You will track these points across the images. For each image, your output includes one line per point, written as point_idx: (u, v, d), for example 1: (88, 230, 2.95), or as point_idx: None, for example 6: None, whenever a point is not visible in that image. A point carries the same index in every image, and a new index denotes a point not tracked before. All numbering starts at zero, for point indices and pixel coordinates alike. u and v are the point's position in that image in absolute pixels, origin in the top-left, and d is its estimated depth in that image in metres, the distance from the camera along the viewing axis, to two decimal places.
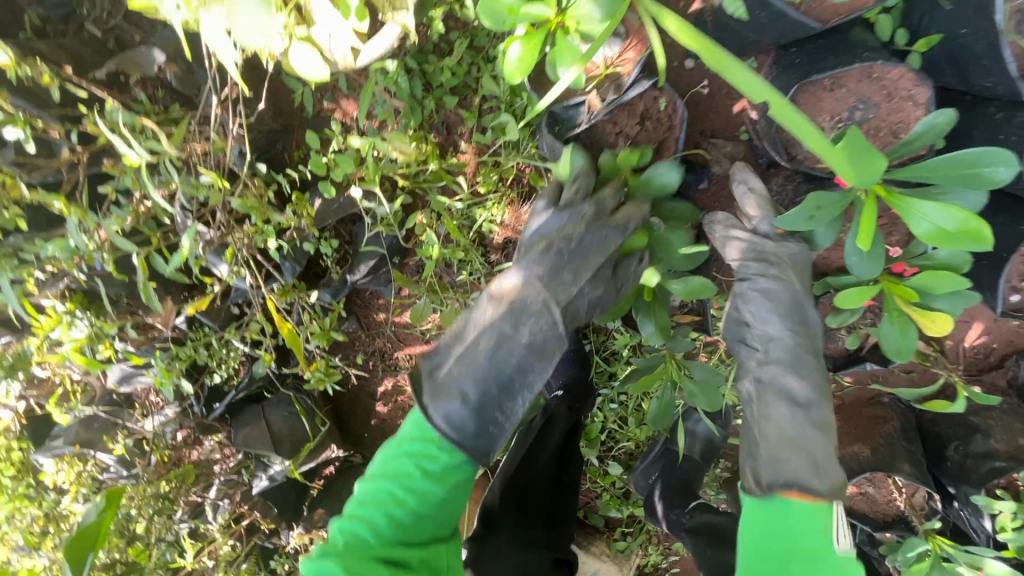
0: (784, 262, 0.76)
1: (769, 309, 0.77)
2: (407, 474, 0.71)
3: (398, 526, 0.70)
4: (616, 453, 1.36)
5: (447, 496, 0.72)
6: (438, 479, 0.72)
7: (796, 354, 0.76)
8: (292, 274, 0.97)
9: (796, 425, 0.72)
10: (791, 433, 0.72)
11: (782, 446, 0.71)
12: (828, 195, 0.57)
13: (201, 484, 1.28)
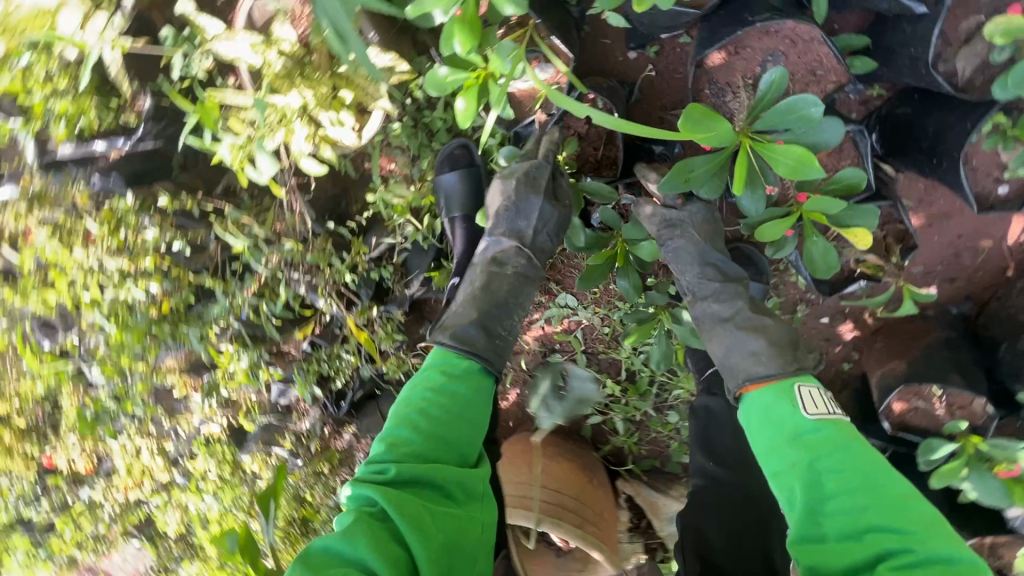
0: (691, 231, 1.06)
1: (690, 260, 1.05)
2: (396, 440, 0.83)
3: (434, 431, 0.84)
4: (672, 403, 1.49)
5: (412, 443, 0.83)
6: (421, 429, 0.84)
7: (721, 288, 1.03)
8: (367, 296, 1.31)
9: (735, 335, 0.99)
10: (728, 342, 1.00)
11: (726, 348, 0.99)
12: (698, 159, 0.72)
13: (346, 465, 1.70)
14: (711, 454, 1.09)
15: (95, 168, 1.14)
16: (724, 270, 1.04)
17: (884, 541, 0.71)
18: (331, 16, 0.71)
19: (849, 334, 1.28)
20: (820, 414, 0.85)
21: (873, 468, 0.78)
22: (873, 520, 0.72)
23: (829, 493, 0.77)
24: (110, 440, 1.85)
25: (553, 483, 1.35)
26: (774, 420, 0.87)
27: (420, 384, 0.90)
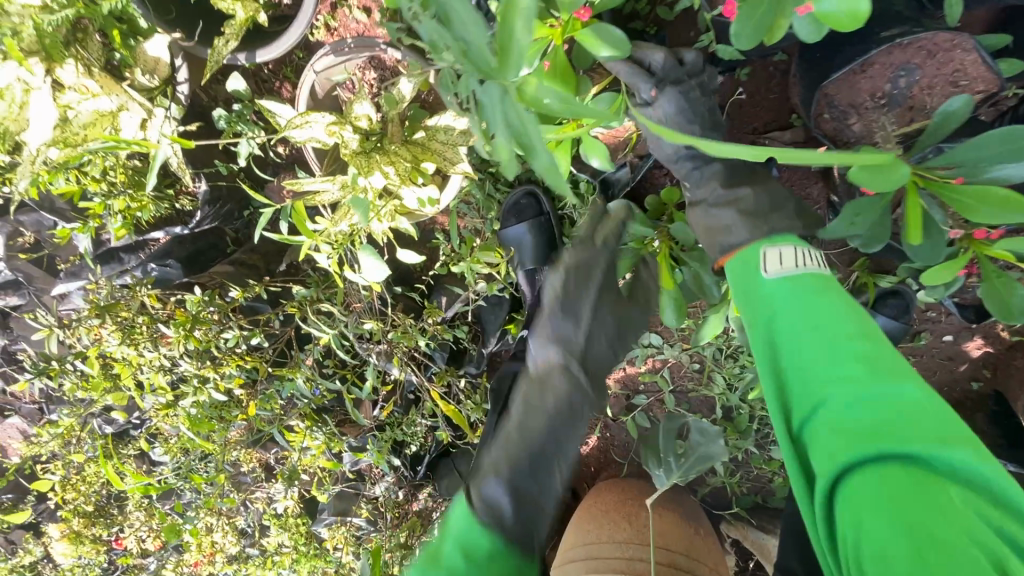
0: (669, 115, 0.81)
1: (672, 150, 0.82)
2: (468, 555, 0.61)
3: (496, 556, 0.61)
4: (775, 437, 1.37)
5: (494, 555, 0.61)
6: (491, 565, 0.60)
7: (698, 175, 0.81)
8: (443, 359, 1.22)
9: (712, 229, 0.78)
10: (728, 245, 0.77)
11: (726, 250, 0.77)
12: (863, 202, 0.63)
13: (426, 527, 1.62)
14: (800, 550, 0.95)
15: (155, 255, 1.12)
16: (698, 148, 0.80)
17: (873, 445, 0.52)
18: (505, 124, 0.38)
19: (977, 351, 1.16)
20: (787, 272, 0.67)
21: (835, 302, 0.63)
22: (866, 420, 0.54)
23: (808, 377, 0.59)
24: (179, 517, 1.80)
25: (662, 539, 1.25)
26: (751, 287, 0.69)
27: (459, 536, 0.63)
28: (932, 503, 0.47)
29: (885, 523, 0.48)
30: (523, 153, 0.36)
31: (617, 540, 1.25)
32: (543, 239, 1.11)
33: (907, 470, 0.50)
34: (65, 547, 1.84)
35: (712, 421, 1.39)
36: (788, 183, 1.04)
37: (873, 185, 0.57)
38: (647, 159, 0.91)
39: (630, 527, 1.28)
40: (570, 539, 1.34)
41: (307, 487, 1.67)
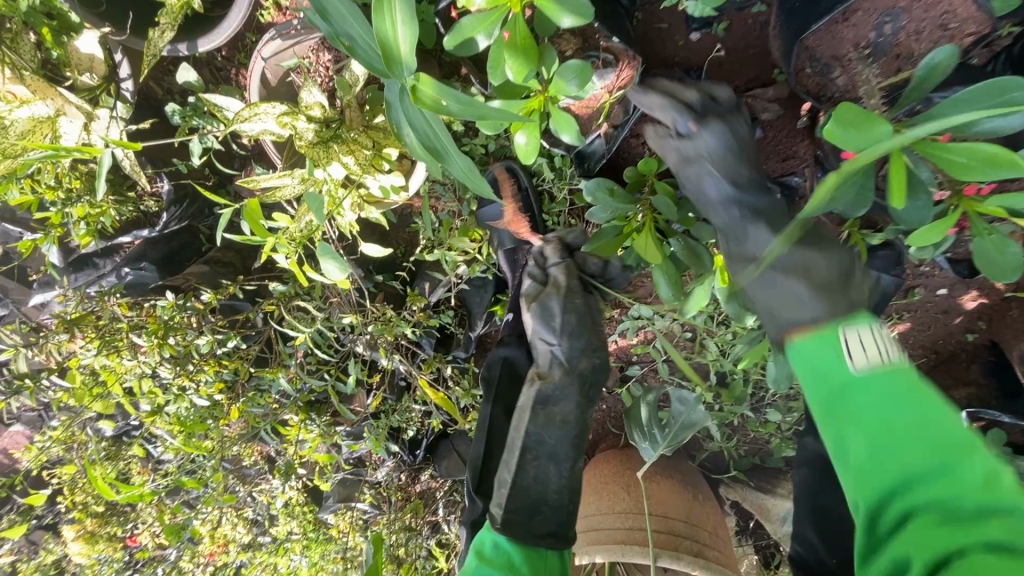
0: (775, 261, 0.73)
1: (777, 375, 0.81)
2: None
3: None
4: (770, 401, 1.36)
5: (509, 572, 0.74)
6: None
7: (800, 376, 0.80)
8: (430, 346, 1.20)
9: None
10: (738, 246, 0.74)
11: None
12: (841, 171, 0.59)
13: (430, 507, 1.64)
14: (815, 520, 0.94)
15: (128, 259, 1.08)
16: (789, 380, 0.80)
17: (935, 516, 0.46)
18: (413, 127, 0.48)
19: (972, 304, 1.13)
20: (874, 366, 0.52)
21: (900, 384, 0.51)
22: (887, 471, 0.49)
23: (879, 462, 0.50)
24: (189, 511, 1.83)
25: (659, 507, 1.26)
26: (873, 453, 0.50)
27: (492, 560, 0.75)
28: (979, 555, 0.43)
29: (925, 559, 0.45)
30: (438, 156, 0.47)
31: (617, 510, 1.26)
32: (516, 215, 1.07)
33: (950, 519, 0.45)
34: (81, 547, 1.89)
35: (706, 387, 1.38)
36: (774, 141, 0.98)
37: (850, 145, 0.54)
38: (620, 129, 0.88)
39: (630, 497, 1.29)
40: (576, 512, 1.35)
41: (310, 476, 1.69)
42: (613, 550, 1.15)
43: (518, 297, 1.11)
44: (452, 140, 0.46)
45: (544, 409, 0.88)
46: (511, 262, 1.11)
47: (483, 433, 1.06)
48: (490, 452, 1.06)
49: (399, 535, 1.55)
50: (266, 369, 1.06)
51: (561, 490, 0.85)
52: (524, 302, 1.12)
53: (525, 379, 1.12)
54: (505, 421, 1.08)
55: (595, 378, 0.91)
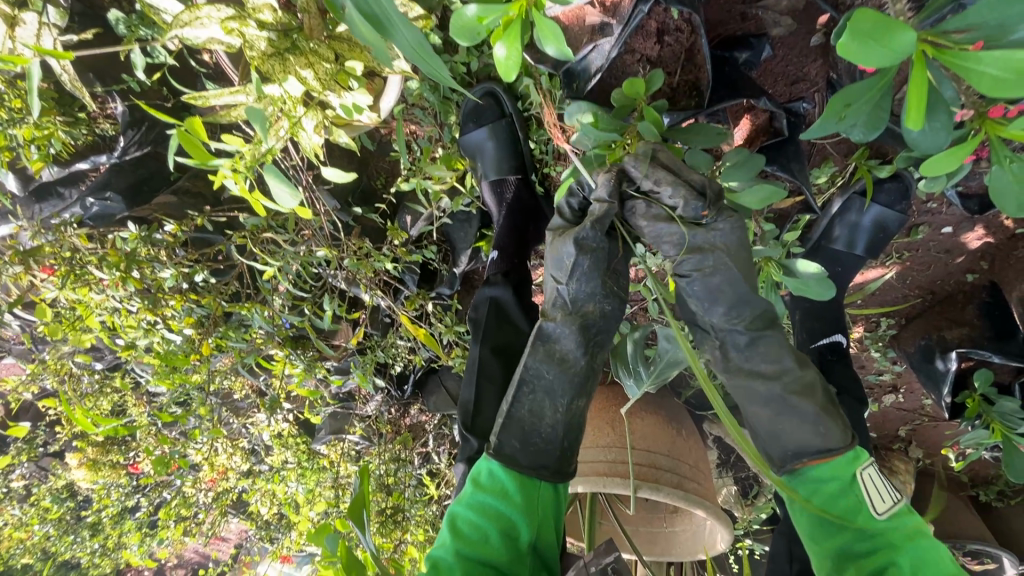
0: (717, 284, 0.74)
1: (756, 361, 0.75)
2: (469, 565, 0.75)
3: (513, 508, 0.78)
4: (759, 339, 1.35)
5: (507, 496, 0.79)
6: (491, 523, 0.77)
7: (760, 364, 0.75)
8: (414, 282, 1.16)
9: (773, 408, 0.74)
10: (778, 415, 0.74)
11: (791, 422, 0.74)
12: (858, 87, 0.52)
13: (420, 439, 1.67)
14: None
15: (93, 188, 1.02)
16: (762, 373, 0.75)
17: None
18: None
19: (976, 243, 1.09)
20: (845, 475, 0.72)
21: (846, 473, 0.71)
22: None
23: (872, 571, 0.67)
24: (187, 439, 1.88)
25: (643, 442, 1.28)
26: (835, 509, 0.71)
27: (487, 487, 0.80)
28: None
29: None
30: (383, 30, 0.42)
31: (602, 445, 1.28)
32: (500, 146, 0.99)
33: None
34: (85, 474, 1.95)
35: (695, 326, 1.37)
36: (784, 61, 0.90)
37: (870, 60, 0.46)
38: (615, 43, 0.77)
39: (614, 432, 1.30)
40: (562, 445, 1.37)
41: (300, 409, 1.71)
42: (595, 481, 1.18)
43: (502, 238, 1.07)
44: (396, 7, 0.40)
45: (547, 354, 0.82)
46: (495, 198, 1.04)
47: (473, 373, 1.06)
48: (480, 393, 1.04)
49: (390, 465, 1.59)
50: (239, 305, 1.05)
51: (555, 425, 0.82)
52: (508, 239, 1.07)
53: (515, 320, 1.09)
54: (495, 359, 1.05)
55: (602, 325, 0.82)
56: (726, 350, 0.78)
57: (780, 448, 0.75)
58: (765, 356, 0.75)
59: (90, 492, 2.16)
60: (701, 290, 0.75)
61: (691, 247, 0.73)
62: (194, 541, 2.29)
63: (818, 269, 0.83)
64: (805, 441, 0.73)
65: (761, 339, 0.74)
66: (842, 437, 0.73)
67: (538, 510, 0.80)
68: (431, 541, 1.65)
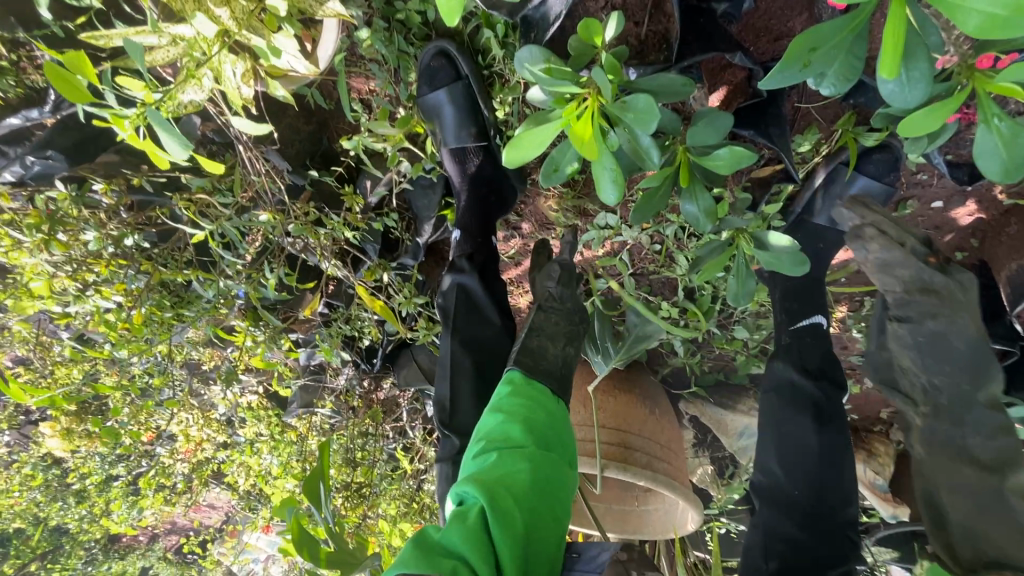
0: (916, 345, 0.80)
1: (906, 343, 0.80)
2: (502, 447, 0.68)
3: (537, 427, 0.72)
4: (738, 317, 1.30)
5: (534, 423, 0.72)
6: (509, 421, 0.71)
7: (935, 367, 0.78)
8: (374, 252, 1.11)
9: (952, 464, 0.76)
10: (981, 502, 0.72)
11: (996, 522, 0.70)
12: (825, 28, 0.46)
13: (393, 414, 1.64)
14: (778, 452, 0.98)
15: (34, 145, 0.94)
16: (955, 416, 0.77)
17: None
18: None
19: (967, 219, 1.03)
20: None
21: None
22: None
23: None
24: (161, 410, 1.85)
25: (613, 421, 1.24)
26: None
27: (503, 410, 0.74)
28: None
29: None
30: None
31: (571, 423, 1.24)
32: (459, 110, 0.93)
33: None
34: (62, 442, 1.94)
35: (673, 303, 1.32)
36: (766, 15, 0.83)
37: None
38: None
39: (584, 410, 1.26)
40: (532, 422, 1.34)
41: (272, 382, 1.67)
42: None
43: (467, 217, 1.01)
44: None
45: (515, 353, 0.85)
46: (458, 170, 0.99)
47: (445, 368, 0.96)
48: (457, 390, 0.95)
49: (360, 440, 1.57)
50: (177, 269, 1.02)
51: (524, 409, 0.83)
52: (471, 215, 1.01)
53: (484, 308, 1.02)
54: (466, 352, 0.96)
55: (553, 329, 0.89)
56: (936, 423, 0.79)
57: (986, 541, 0.70)
58: (992, 436, 0.74)
59: (68, 460, 2.15)
60: (926, 341, 0.78)
61: (922, 289, 0.78)
62: (175, 511, 2.30)
63: (792, 243, 0.77)
64: (989, 530, 0.70)
65: (952, 353, 0.77)
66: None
67: (562, 445, 0.75)
68: (403, 515, 1.64)
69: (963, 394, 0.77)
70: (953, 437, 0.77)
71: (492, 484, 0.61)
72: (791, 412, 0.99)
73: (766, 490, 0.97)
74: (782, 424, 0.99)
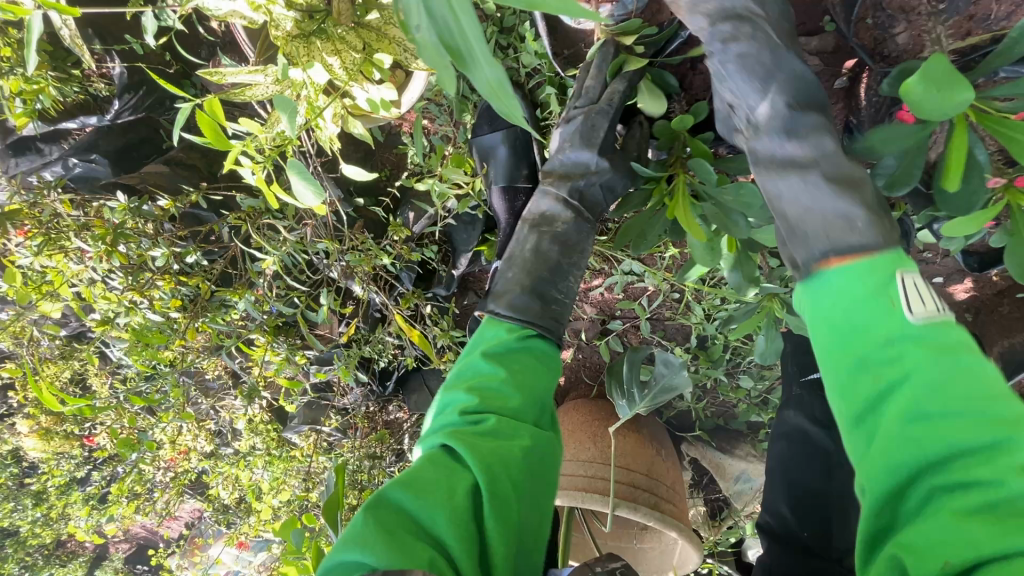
0: (774, 120, 0.62)
1: (762, 121, 0.63)
2: (485, 393, 0.64)
3: (516, 391, 0.64)
4: (744, 367, 1.37)
5: (504, 380, 0.65)
6: (510, 381, 0.65)
7: (778, 134, 0.62)
8: (410, 281, 1.13)
9: (813, 219, 0.56)
10: (810, 204, 0.58)
11: (823, 215, 0.56)
12: None
13: (397, 436, 1.64)
14: (789, 496, 1.03)
15: (77, 148, 0.97)
16: (800, 161, 0.60)
17: (948, 432, 0.40)
18: (427, 14, 0.26)
19: (963, 295, 1.12)
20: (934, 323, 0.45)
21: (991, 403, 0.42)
22: (923, 436, 0.41)
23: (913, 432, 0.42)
24: (150, 416, 1.80)
25: (624, 460, 1.28)
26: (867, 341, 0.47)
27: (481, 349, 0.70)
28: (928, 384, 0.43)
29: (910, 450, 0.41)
30: (457, 64, 0.25)
31: (583, 459, 1.28)
32: (514, 153, 0.98)
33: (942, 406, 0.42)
34: (36, 442, 1.85)
35: (685, 349, 1.37)
36: None
37: (922, 104, 0.47)
38: None
39: (596, 447, 1.30)
40: None
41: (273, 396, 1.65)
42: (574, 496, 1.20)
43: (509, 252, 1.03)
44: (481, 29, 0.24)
45: (556, 245, 0.80)
46: (505, 206, 1.01)
47: None
48: None
49: (363, 461, 1.56)
50: (228, 290, 1.00)
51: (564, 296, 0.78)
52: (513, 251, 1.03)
53: None
54: None
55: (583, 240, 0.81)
56: (799, 194, 0.59)
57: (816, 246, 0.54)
58: (799, 147, 0.60)
59: (38, 460, 2.05)
60: (769, 113, 0.63)
61: (748, 59, 0.64)
62: (145, 520, 2.20)
63: None
64: (832, 241, 0.54)
65: (795, 108, 0.62)
66: (879, 235, 0.52)
67: (533, 412, 0.65)
68: None
69: (808, 144, 0.60)
70: (798, 201, 0.59)
71: (484, 457, 0.56)
72: (800, 459, 1.04)
73: (773, 536, 1.01)
74: (793, 470, 1.04)
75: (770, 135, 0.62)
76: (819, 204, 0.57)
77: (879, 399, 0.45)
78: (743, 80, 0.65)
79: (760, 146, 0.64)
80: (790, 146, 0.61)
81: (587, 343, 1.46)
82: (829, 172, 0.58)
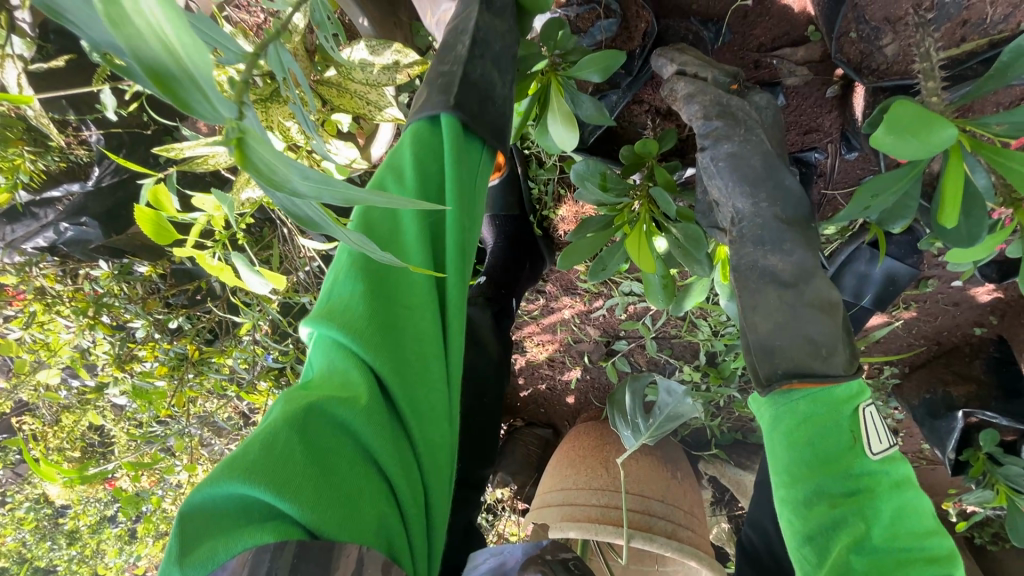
0: (769, 228, 0.57)
1: (749, 224, 0.58)
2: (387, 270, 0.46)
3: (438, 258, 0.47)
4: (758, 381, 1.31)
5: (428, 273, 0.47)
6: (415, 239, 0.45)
7: (768, 239, 0.57)
8: None
9: (782, 327, 0.55)
10: (782, 321, 0.55)
11: (794, 336, 0.54)
12: (883, 177, 0.48)
13: None
14: (776, 510, 0.90)
15: (66, 212, 0.94)
16: (782, 277, 0.56)
17: (894, 564, 0.49)
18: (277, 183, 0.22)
19: (986, 297, 1.06)
20: (887, 453, 0.52)
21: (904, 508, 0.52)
22: (871, 571, 0.49)
23: (866, 557, 0.49)
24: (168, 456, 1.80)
25: (636, 486, 1.24)
26: (834, 453, 0.51)
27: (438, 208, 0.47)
28: (888, 508, 0.50)
29: (867, 566, 0.49)
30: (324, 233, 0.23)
31: (594, 487, 1.24)
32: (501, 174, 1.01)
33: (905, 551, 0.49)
34: (60, 489, 1.86)
35: (695, 366, 1.33)
36: (797, 112, 0.86)
37: (904, 154, 0.42)
38: (622, 94, 0.76)
39: (605, 475, 1.27)
40: (549, 476, 1.35)
41: None
42: (582, 527, 1.16)
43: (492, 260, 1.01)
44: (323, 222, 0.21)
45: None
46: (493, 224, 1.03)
47: None
48: None
49: None
50: (214, 352, 1.01)
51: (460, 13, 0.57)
52: (497, 267, 1.01)
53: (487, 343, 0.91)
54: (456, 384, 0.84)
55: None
56: (769, 295, 0.56)
57: (778, 363, 0.54)
58: (788, 260, 0.56)
59: (66, 503, 2.07)
60: (761, 226, 0.58)
61: (744, 157, 0.59)
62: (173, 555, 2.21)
63: None
64: (793, 355, 0.54)
65: (786, 220, 0.57)
66: (842, 365, 0.54)
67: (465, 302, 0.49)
68: None
69: (798, 262, 0.56)
70: (771, 304, 0.56)
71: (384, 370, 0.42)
72: None
73: (747, 549, 0.91)
74: None
75: (763, 245, 0.57)
76: (801, 320, 0.54)
77: (833, 526, 0.51)
78: (732, 185, 0.60)
79: (746, 251, 0.58)
80: (782, 255, 0.56)
81: (593, 364, 1.42)
82: (816, 291, 0.55)
